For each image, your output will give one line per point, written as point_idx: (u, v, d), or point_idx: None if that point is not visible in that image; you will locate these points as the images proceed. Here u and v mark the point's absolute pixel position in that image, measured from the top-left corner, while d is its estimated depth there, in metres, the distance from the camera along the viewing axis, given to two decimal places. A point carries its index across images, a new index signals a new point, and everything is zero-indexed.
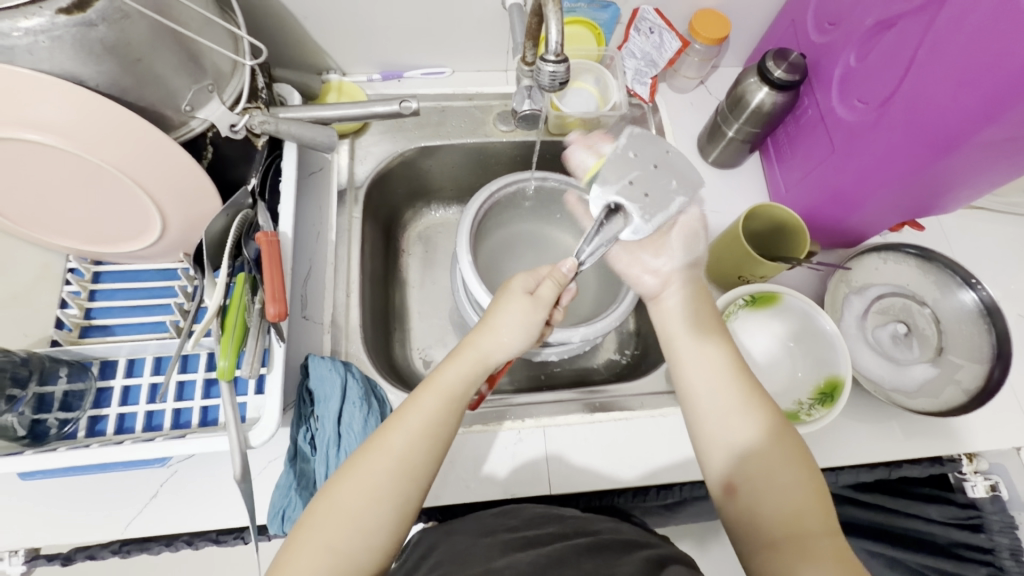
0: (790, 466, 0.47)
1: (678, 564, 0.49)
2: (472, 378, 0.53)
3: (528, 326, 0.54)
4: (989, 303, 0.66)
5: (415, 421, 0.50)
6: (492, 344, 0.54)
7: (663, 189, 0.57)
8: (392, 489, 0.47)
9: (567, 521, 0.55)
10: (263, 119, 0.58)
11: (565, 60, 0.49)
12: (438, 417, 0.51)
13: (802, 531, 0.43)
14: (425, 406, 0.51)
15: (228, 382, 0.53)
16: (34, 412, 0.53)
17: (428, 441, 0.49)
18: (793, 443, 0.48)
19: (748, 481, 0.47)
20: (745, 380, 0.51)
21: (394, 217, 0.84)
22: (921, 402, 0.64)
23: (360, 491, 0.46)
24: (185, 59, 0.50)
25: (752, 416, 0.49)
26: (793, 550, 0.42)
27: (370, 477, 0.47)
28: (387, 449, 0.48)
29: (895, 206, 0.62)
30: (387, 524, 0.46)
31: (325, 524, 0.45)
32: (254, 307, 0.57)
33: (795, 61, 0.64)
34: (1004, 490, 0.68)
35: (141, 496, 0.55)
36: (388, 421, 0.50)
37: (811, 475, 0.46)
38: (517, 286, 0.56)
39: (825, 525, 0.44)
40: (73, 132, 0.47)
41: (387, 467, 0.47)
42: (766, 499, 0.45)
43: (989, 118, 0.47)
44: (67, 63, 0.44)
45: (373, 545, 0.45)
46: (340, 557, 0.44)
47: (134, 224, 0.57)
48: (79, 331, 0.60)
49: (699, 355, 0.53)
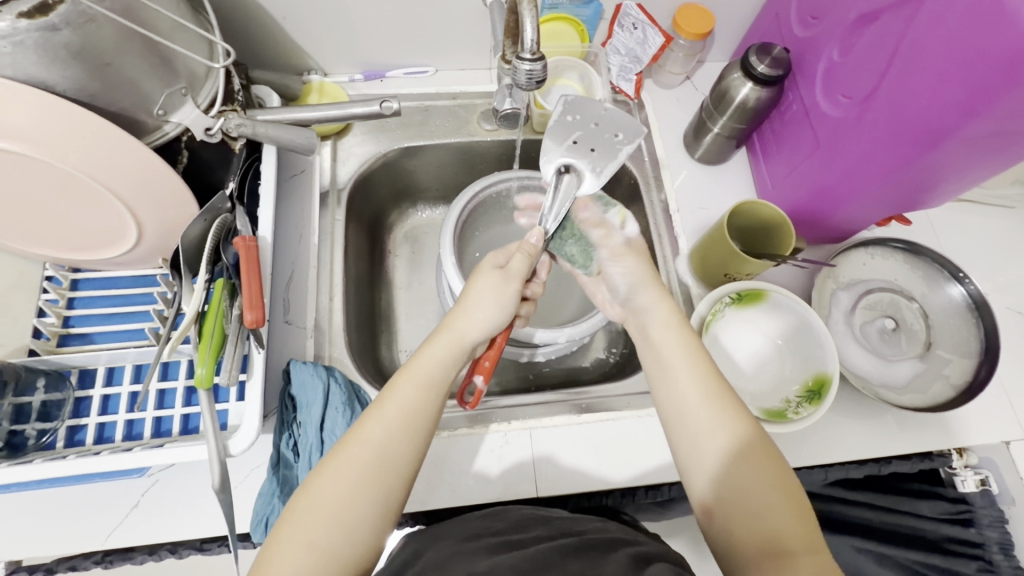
0: (766, 483, 0.46)
1: (663, 561, 0.49)
2: (450, 361, 0.53)
3: (500, 300, 0.55)
4: (977, 296, 0.65)
5: (393, 410, 0.49)
6: (467, 326, 0.54)
7: (609, 142, 0.62)
8: (374, 478, 0.46)
9: (552, 522, 0.55)
10: (240, 123, 0.57)
11: (542, 58, 0.48)
12: (417, 403, 0.50)
13: (785, 551, 0.42)
14: (404, 394, 0.50)
15: (207, 391, 0.53)
16: (11, 422, 0.53)
17: (409, 425, 0.49)
18: (774, 460, 0.47)
19: (729, 503, 0.46)
20: (724, 398, 0.50)
21: (379, 219, 0.83)
22: (910, 399, 0.63)
23: (341, 484, 0.45)
24: (155, 63, 0.49)
25: (728, 433, 0.48)
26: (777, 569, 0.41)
27: (351, 467, 0.46)
28: (366, 438, 0.47)
29: (880, 202, 0.62)
30: (372, 515, 0.45)
31: (307, 518, 0.44)
32: (233, 313, 0.56)
33: (778, 56, 0.64)
34: (994, 484, 0.68)
35: (123, 506, 0.54)
36: (368, 412, 0.49)
37: (788, 490, 0.46)
38: (486, 262, 0.58)
39: (810, 541, 0.43)
40: (41, 139, 0.46)
41: (366, 457, 0.46)
42: (747, 520, 0.44)
43: (974, 111, 0.46)
44: (31, 68, 0.43)
45: (357, 539, 0.44)
46: (321, 552, 0.43)
47: (110, 231, 0.57)
48: (57, 340, 0.60)
49: (678, 378, 0.51)
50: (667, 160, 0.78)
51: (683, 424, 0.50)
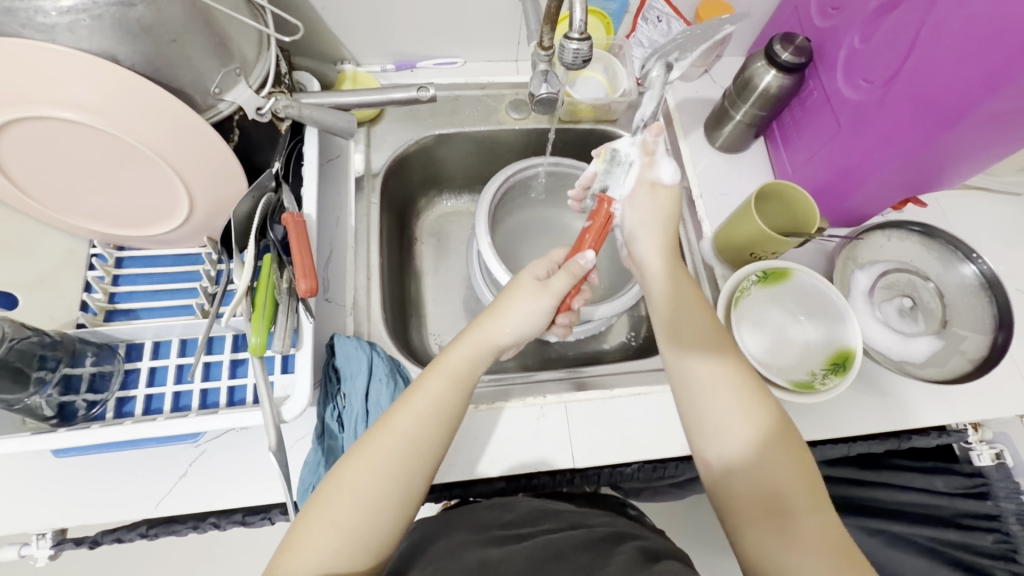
0: (768, 441, 0.48)
1: (670, 558, 0.49)
2: (474, 356, 0.54)
3: (532, 320, 0.57)
4: (990, 275, 0.68)
5: (426, 404, 0.50)
6: (502, 329, 0.56)
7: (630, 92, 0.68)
8: (399, 474, 0.47)
9: (562, 517, 0.57)
10: (287, 104, 0.59)
11: (589, 38, 0.52)
12: (446, 399, 0.51)
13: (785, 510, 0.45)
14: (435, 387, 0.51)
15: (260, 359, 0.54)
16: (61, 394, 0.55)
17: (439, 423, 0.50)
18: (778, 420, 0.50)
19: (733, 465, 0.48)
20: (728, 359, 0.53)
21: (408, 205, 0.85)
22: (930, 372, 0.66)
23: (371, 470, 0.46)
24: (214, 43, 0.51)
25: (733, 390, 0.51)
26: (778, 527, 0.44)
27: (382, 456, 0.47)
28: (397, 429, 0.48)
29: (897, 183, 0.65)
30: (397, 510, 0.46)
31: (337, 497, 0.45)
32: (282, 285, 0.58)
33: (800, 45, 0.67)
34: (1009, 458, 0.71)
35: (170, 476, 0.55)
36: (397, 403, 0.51)
37: (791, 450, 0.48)
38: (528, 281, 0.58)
39: (806, 495, 0.46)
40: (106, 110, 0.48)
41: (398, 444, 0.48)
42: (746, 476, 0.47)
43: (992, 90, 0.49)
44: (105, 43, 0.45)
45: (385, 531, 0.46)
46: (352, 537, 0.44)
47: (163, 204, 0.58)
48: (104, 315, 0.61)
49: (685, 337, 0.55)
50: (688, 148, 0.81)
51: (696, 389, 0.52)
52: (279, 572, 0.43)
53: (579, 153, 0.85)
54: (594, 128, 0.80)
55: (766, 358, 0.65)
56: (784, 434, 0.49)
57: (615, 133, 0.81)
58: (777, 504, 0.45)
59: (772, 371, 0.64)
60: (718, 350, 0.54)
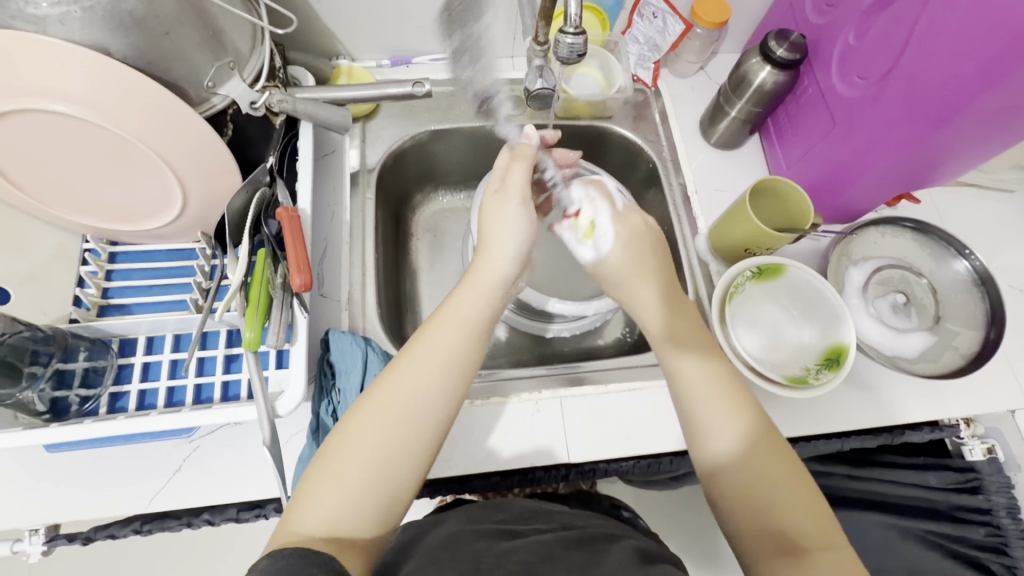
0: (774, 483, 0.48)
1: (665, 562, 0.50)
2: (485, 302, 0.53)
3: (514, 231, 0.56)
4: (982, 271, 0.69)
5: (440, 349, 0.49)
6: (495, 261, 0.55)
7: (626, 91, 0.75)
8: (414, 432, 0.46)
9: (554, 517, 0.57)
10: (282, 98, 0.59)
11: (583, 32, 0.52)
12: (460, 348, 0.50)
13: (800, 549, 0.45)
14: (446, 333, 0.50)
15: (254, 354, 0.54)
16: (55, 388, 0.54)
17: (453, 376, 0.49)
18: (785, 457, 0.49)
19: (747, 503, 0.48)
20: (728, 396, 0.52)
21: (403, 201, 0.85)
22: (922, 366, 0.67)
23: (386, 428, 0.46)
24: (207, 36, 0.50)
25: (733, 433, 0.50)
26: (794, 564, 0.44)
27: (396, 413, 0.46)
28: (408, 383, 0.48)
29: (891, 179, 0.65)
30: (413, 468, 0.46)
31: (348, 454, 0.45)
32: (277, 280, 0.57)
33: (795, 41, 0.67)
34: (999, 452, 0.70)
35: (164, 472, 0.55)
36: (405, 354, 0.50)
37: (799, 489, 0.48)
38: (501, 240, 0.55)
39: (818, 535, 0.46)
40: (98, 103, 0.47)
41: (414, 392, 0.47)
42: (755, 518, 0.47)
43: (986, 86, 0.50)
44: (97, 35, 0.45)
45: (403, 490, 0.46)
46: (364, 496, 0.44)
47: (157, 198, 0.58)
48: (97, 310, 0.60)
49: (684, 373, 0.54)
50: (683, 145, 0.81)
51: (706, 428, 0.52)
52: (289, 527, 0.42)
53: (575, 150, 0.85)
54: (590, 124, 0.81)
55: (760, 353, 0.66)
56: (791, 474, 0.48)
57: (611, 129, 0.81)
58: (789, 544, 0.45)
59: (767, 367, 0.64)
60: (718, 391, 0.52)
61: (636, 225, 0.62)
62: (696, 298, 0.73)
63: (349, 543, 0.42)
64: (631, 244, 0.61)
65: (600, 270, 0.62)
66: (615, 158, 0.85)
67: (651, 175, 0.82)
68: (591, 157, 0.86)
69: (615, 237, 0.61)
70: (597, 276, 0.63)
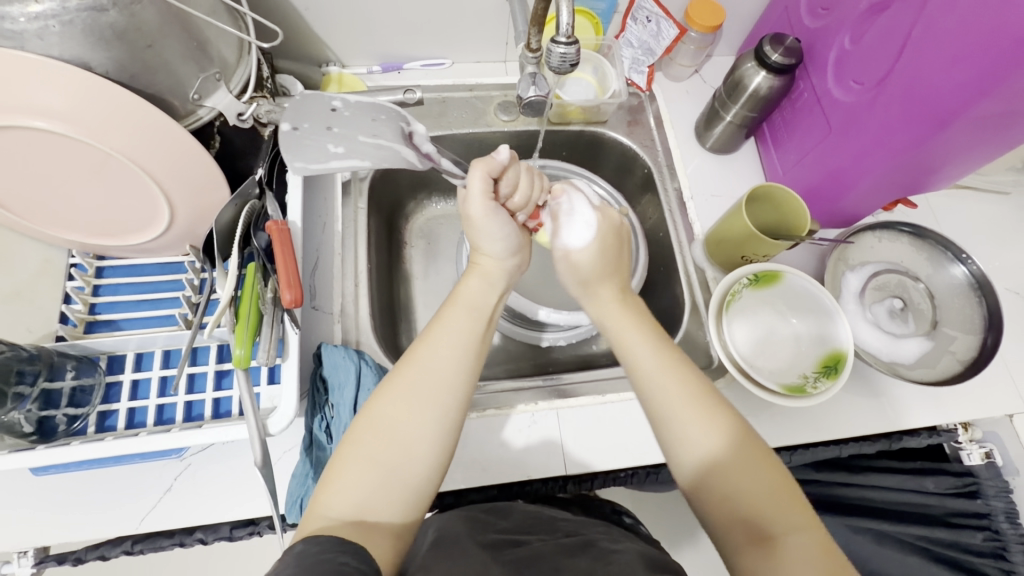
0: (745, 466, 0.47)
1: (668, 568, 0.48)
2: (494, 291, 0.56)
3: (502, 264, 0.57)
4: (979, 276, 0.68)
5: (448, 338, 0.51)
6: (480, 290, 0.55)
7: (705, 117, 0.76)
8: (443, 414, 0.47)
9: (557, 526, 0.56)
10: (270, 109, 0.57)
11: (576, 41, 0.51)
12: (471, 329, 0.52)
13: (771, 535, 0.44)
14: (457, 322, 0.52)
15: (244, 372, 0.53)
16: (41, 408, 0.52)
17: (467, 356, 0.50)
18: (751, 440, 0.49)
19: (715, 491, 0.47)
20: (687, 382, 0.52)
21: (396, 209, 0.83)
22: (921, 373, 0.66)
23: (404, 411, 0.47)
24: (191, 47, 0.49)
25: (700, 416, 0.50)
26: (765, 553, 0.44)
27: (413, 388, 0.48)
28: (424, 364, 0.49)
29: (886, 185, 0.65)
30: (437, 451, 0.47)
31: (371, 442, 0.46)
32: (267, 295, 0.57)
33: (790, 45, 0.66)
34: (997, 457, 0.70)
35: (156, 491, 0.54)
36: (421, 338, 0.51)
37: (769, 472, 0.47)
38: (496, 266, 0.57)
39: (792, 519, 0.45)
40: (81, 119, 0.46)
41: (426, 381, 0.48)
42: (724, 504, 0.47)
43: (982, 92, 0.49)
44: (77, 49, 0.43)
45: (430, 472, 0.46)
46: (388, 474, 0.45)
47: (143, 213, 0.57)
48: (84, 327, 0.59)
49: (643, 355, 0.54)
50: (679, 150, 0.80)
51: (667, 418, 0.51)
52: (321, 510, 0.43)
53: (569, 155, 0.84)
54: (583, 129, 0.80)
55: (755, 361, 0.65)
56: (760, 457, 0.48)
57: (605, 134, 0.80)
58: (761, 529, 0.45)
59: (763, 375, 0.64)
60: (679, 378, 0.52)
61: (613, 224, 0.62)
62: (692, 305, 0.72)
63: (378, 527, 0.43)
64: (605, 244, 0.60)
65: (573, 268, 0.61)
66: (610, 162, 0.84)
67: (647, 180, 0.81)
68: (585, 161, 0.85)
69: (593, 233, 0.60)
70: (569, 276, 0.62)
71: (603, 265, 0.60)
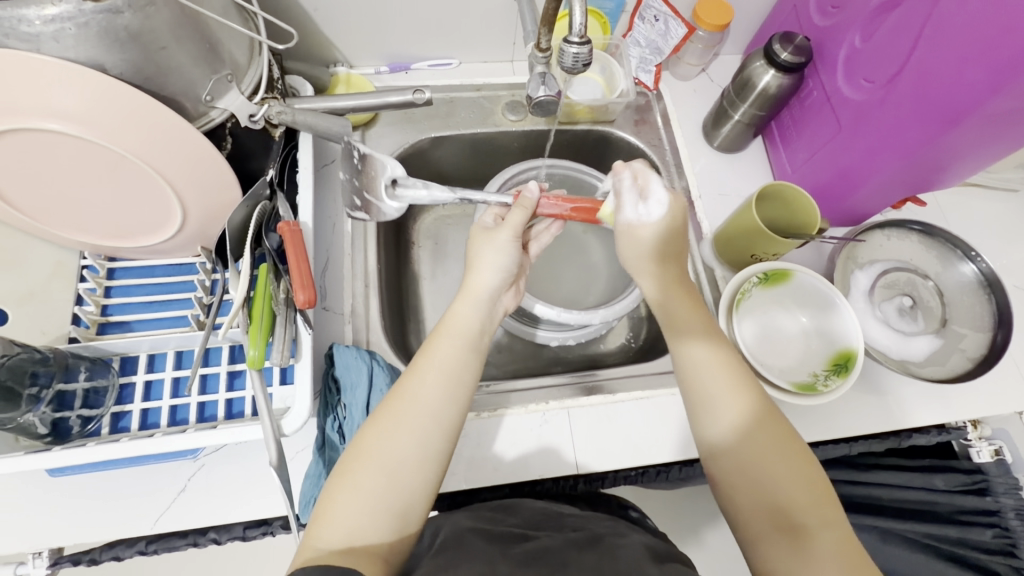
0: (778, 457, 0.47)
1: (675, 561, 0.48)
2: (481, 315, 0.56)
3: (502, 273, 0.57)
4: (989, 273, 0.69)
5: (437, 365, 0.51)
6: (467, 317, 0.55)
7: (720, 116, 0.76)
8: (423, 441, 0.47)
9: (564, 521, 0.55)
10: (281, 110, 0.58)
11: (589, 41, 0.51)
12: (460, 358, 0.52)
13: (798, 527, 0.44)
14: (446, 349, 0.52)
15: (258, 372, 0.53)
16: (55, 410, 0.52)
17: (457, 383, 0.51)
18: (787, 432, 0.49)
19: (747, 479, 0.47)
20: (728, 369, 0.52)
21: (404, 209, 0.83)
22: (931, 370, 0.67)
23: (395, 439, 0.47)
24: (204, 49, 0.49)
25: (738, 404, 0.50)
26: (793, 544, 0.44)
27: (398, 417, 0.48)
28: (417, 394, 0.49)
29: (897, 183, 0.65)
30: (426, 478, 0.47)
31: (364, 467, 0.46)
32: (279, 296, 0.57)
33: (800, 44, 0.67)
34: (1007, 454, 0.70)
35: (169, 492, 0.55)
36: (409, 369, 0.52)
37: (804, 464, 0.47)
38: (485, 288, 0.57)
39: (822, 513, 0.45)
40: (95, 121, 0.46)
41: (419, 406, 0.49)
42: (753, 494, 0.47)
43: (994, 91, 0.49)
44: (92, 51, 0.43)
45: (419, 495, 0.46)
46: (378, 498, 0.45)
47: (155, 214, 0.57)
48: (97, 328, 0.59)
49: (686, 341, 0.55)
50: (686, 149, 0.80)
51: (705, 403, 0.52)
52: (314, 541, 0.43)
53: (576, 154, 0.84)
54: (591, 129, 0.80)
55: (765, 360, 0.65)
56: (795, 448, 0.48)
57: (613, 133, 0.80)
58: (789, 521, 0.45)
59: (773, 373, 0.64)
60: (720, 364, 0.52)
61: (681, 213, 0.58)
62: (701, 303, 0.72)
63: (368, 552, 0.43)
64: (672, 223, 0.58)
65: (630, 241, 0.58)
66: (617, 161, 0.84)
67: None
68: (592, 161, 0.85)
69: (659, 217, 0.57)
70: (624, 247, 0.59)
71: (664, 239, 0.58)
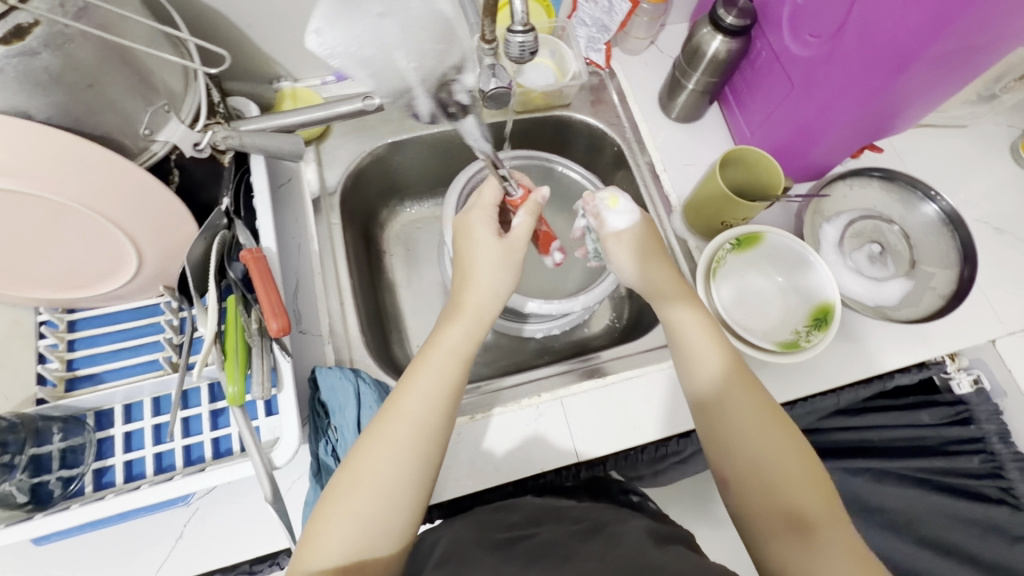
0: (783, 454, 0.49)
1: (681, 543, 0.49)
2: (469, 333, 0.54)
3: (501, 269, 0.56)
4: (950, 211, 0.71)
5: (427, 392, 0.49)
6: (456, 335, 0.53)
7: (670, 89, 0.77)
8: (418, 477, 0.46)
9: (564, 514, 0.56)
10: (227, 134, 0.56)
11: (533, 28, 0.50)
12: (451, 383, 0.50)
13: (809, 524, 0.45)
14: (435, 371, 0.51)
15: (240, 409, 0.51)
16: (32, 475, 0.50)
17: (447, 410, 0.49)
18: (789, 430, 0.50)
19: (757, 474, 0.48)
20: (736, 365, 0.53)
21: (370, 219, 0.82)
22: (907, 312, 0.69)
23: (391, 472, 0.46)
24: (136, 81, 0.47)
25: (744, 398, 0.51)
26: (802, 541, 0.45)
27: (391, 448, 0.46)
28: (407, 421, 0.48)
29: (852, 134, 0.66)
30: (417, 507, 0.46)
31: (359, 504, 0.44)
32: (252, 326, 0.55)
33: (744, 6, 0.66)
34: (986, 382, 0.73)
35: (165, 542, 0.53)
36: (398, 392, 0.50)
37: (804, 460, 0.49)
38: (478, 302, 0.54)
39: (827, 511, 0.46)
40: (29, 173, 0.44)
41: (410, 434, 0.47)
42: (762, 490, 0.48)
43: (936, 33, 0.49)
44: (14, 98, 0.41)
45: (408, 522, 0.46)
46: (369, 528, 0.44)
47: (110, 259, 0.55)
48: (65, 385, 0.57)
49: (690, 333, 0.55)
50: (645, 123, 0.80)
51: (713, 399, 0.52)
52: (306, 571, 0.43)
53: (537, 142, 0.83)
54: (548, 115, 0.79)
55: (749, 324, 0.66)
56: (797, 445, 0.49)
57: (571, 117, 0.80)
58: (798, 517, 0.46)
59: (757, 336, 0.65)
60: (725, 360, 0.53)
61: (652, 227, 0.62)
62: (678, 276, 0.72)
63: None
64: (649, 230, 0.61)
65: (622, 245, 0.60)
66: (579, 144, 0.84)
67: (618, 157, 0.81)
68: (553, 147, 0.85)
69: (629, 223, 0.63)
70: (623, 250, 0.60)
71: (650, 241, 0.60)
